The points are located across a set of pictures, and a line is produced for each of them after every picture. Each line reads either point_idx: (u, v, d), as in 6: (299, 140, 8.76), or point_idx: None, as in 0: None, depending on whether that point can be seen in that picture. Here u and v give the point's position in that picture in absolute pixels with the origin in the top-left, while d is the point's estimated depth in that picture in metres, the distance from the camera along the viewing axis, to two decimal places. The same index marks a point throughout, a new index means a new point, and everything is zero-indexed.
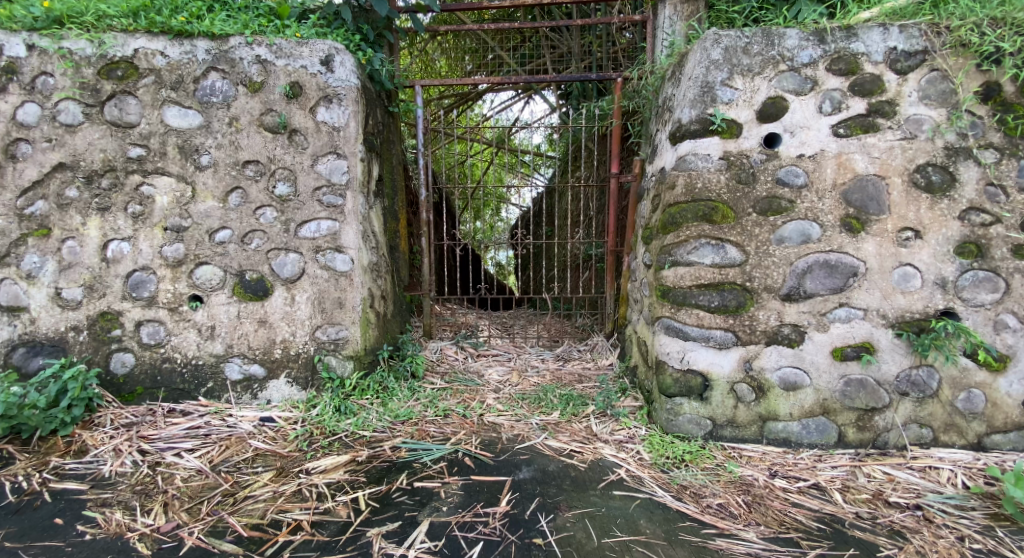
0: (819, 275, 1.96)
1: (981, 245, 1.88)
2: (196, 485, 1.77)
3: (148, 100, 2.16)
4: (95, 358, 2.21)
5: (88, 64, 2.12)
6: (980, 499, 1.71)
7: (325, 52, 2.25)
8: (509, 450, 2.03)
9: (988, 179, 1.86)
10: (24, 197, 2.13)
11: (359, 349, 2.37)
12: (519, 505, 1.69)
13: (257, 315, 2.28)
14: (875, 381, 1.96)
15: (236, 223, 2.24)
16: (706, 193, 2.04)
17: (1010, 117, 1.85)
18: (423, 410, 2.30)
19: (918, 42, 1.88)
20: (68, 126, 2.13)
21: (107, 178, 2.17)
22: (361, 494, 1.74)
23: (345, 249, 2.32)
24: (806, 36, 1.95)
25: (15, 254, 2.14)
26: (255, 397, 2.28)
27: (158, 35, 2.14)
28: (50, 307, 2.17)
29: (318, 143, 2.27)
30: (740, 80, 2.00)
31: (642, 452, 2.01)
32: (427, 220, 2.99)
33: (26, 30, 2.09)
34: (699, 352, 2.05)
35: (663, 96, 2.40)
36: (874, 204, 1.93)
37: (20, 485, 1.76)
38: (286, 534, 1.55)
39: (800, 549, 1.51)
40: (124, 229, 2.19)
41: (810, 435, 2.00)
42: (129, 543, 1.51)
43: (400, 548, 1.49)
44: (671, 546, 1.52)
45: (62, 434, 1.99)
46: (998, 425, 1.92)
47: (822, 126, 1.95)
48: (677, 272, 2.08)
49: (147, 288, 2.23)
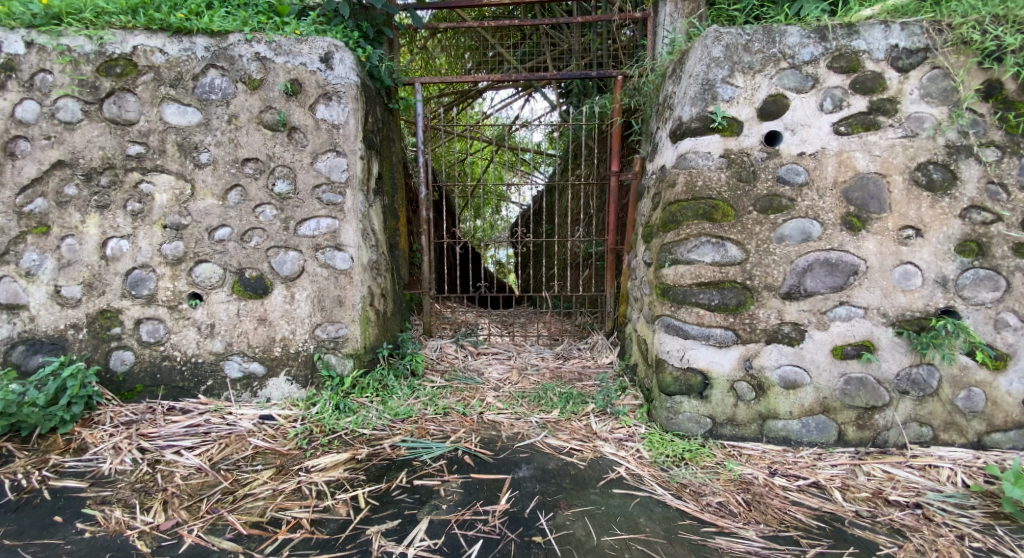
0: (820, 273, 1.96)
1: (982, 243, 1.87)
2: (196, 483, 1.77)
3: (148, 97, 2.15)
4: (96, 356, 2.21)
5: (88, 61, 2.11)
6: (980, 498, 1.71)
7: (325, 49, 2.24)
8: (509, 448, 2.03)
9: (988, 178, 1.86)
10: (24, 194, 2.12)
11: (358, 347, 2.37)
12: (519, 503, 1.69)
13: (256, 313, 2.27)
14: (875, 380, 1.95)
15: (236, 221, 2.24)
16: (707, 191, 2.04)
17: (1011, 115, 1.84)
18: (423, 408, 2.30)
19: (920, 40, 1.87)
20: (68, 123, 2.12)
21: (107, 176, 2.17)
22: (361, 492, 1.74)
23: (345, 247, 2.31)
24: (807, 34, 1.94)
25: (16, 252, 2.14)
26: (255, 395, 2.28)
27: (158, 31, 2.14)
28: (50, 305, 2.17)
29: (318, 141, 2.27)
30: (741, 77, 2.00)
31: (642, 450, 2.01)
32: (427, 217, 2.98)
33: (24, 27, 2.07)
34: (699, 350, 2.05)
35: (664, 93, 2.40)
36: (874, 202, 1.92)
37: (20, 483, 1.76)
38: (287, 531, 1.56)
39: (800, 547, 1.51)
40: (123, 227, 2.19)
41: (810, 434, 1.99)
42: (129, 540, 1.52)
43: (400, 546, 1.49)
44: (671, 544, 1.52)
45: (62, 431, 1.99)
46: (998, 423, 1.91)
47: (822, 124, 1.94)
48: (678, 270, 2.08)
49: (147, 286, 2.22)
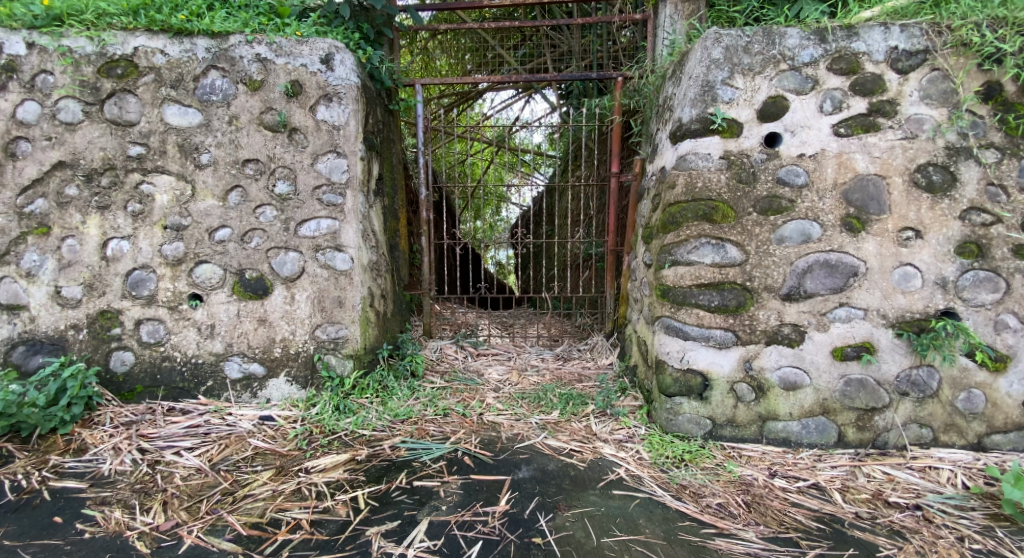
0: (820, 274, 1.96)
1: (981, 245, 1.87)
2: (196, 484, 1.77)
3: (148, 98, 2.16)
4: (96, 356, 2.21)
5: (88, 62, 2.11)
6: (980, 500, 1.70)
7: (325, 50, 2.25)
8: (509, 449, 2.03)
9: (988, 180, 1.86)
10: (24, 195, 2.13)
11: (358, 348, 2.37)
12: (518, 504, 1.69)
13: (257, 314, 2.28)
14: (875, 381, 1.95)
15: (236, 221, 2.24)
16: (707, 193, 2.04)
17: (1011, 117, 1.84)
18: (423, 408, 2.30)
19: (920, 41, 1.88)
20: (68, 124, 2.13)
21: (107, 176, 2.17)
22: (361, 493, 1.74)
23: (345, 248, 2.31)
24: (807, 36, 1.94)
25: (16, 252, 2.14)
26: (255, 396, 2.28)
27: (158, 33, 2.14)
28: (50, 306, 2.17)
29: (318, 142, 2.27)
30: (740, 79, 2.00)
31: (642, 452, 2.00)
32: (427, 219, 2.98)
33: (25, 28, 2.08)
34: (699, 351, 2.05)
35: (664, 95, 2.40)
36: (874, 203, 1.92)
37: (20, 484, 1.76)
38: (286, 532, 1.56)
39: (800, 549, 1.51)
40: (124, 227, 2.19)
41: (810, 435, 1.99)
42: (129, 541, 1.52)
43: (400, 547, 1.49)
44: (671, 545, 1.52)
45: (62, 432, 1.99)
46: (998, 425, 1.91)
47: (822, 126, 1.94)
48: (677, 272, 2.08)
49: (147, 286, 2.22)
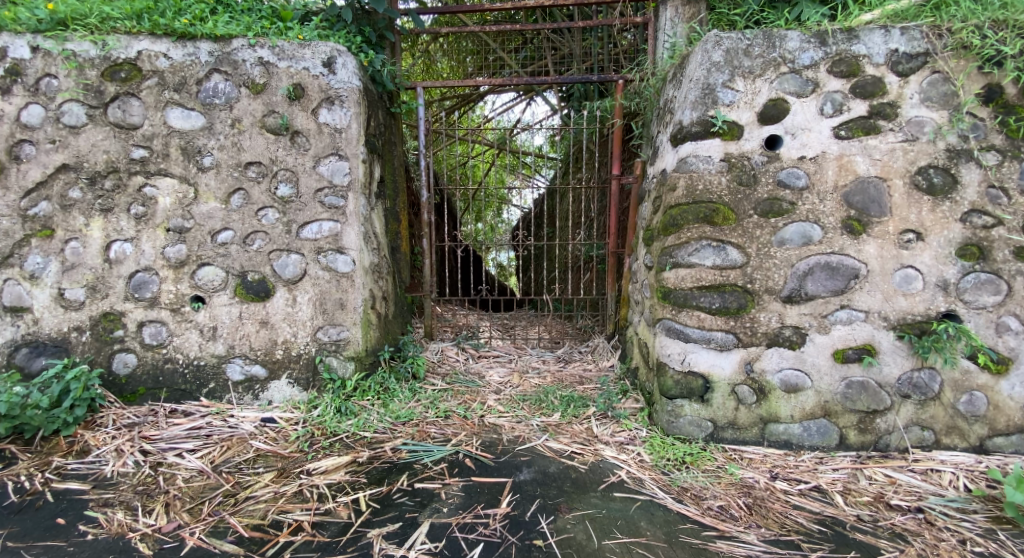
0: (820, 277, 1.96)
1: (983, 248, 1.87)
2: (197, 485, 1.77)
3: (151, 101, 2.17)
4: (98, 358, 2.22)
5: (93, 65, 2.13)
6: (982, 502, 1.70)
7: (327, 53, 2.26)
8: (510, 452, 2.03)
9: (989, 182, 1.86)
10: (28, 197, 2.14)
11: (360, 350, 2.37)
12: (519, 507, 1.69)
13: (258, 316, 2.28)
14: (876, 384, 1.95)
15: (238, 224, 2.25)
16: (707, 195, 2.04)
17: (1011, 119, 1.84)
18: (423, 411, 2.30)
19: (920, 44, 1.88)
20: (72, 127, 2.14)
21: (110, 179, 2.18)
22: (361, 495, 1.74)
23: (347, 250, 2.32)
24: (807, 38, 1.95)
25: (19, 255, 2.15)
26: (257, 398, 2.29)
27: (162, 37, 2.15)
28: (53, 308, 2.18)
29: (320, 144, 2.28)
30: (741, 82, 2.00)
31: (643, 454, 2.00)
32: (427, 221, 3.00)
33: (30, 32, 2.09)
34: (699, 354, 2.05)
35: (664, 98, 2.41)
36: (875, 206, 1.92)
37: (22, 486, 1.76)
38: (287, 534, 1.56)
39: (801, 551, 1.51)
40: (127, 230, 2.20)
41: (811, 437, 1.99)
42: (131, 543, 1.52)
43: (401, 549, 1.49)
44: (672, 548, 1.52)
45: (64, 434, 2.00)
46: (1000, 427, 1.91)
47: (822, 128, 1.95)
48: (678, 274, 2.08)
49: (149, 288, 2.23)
